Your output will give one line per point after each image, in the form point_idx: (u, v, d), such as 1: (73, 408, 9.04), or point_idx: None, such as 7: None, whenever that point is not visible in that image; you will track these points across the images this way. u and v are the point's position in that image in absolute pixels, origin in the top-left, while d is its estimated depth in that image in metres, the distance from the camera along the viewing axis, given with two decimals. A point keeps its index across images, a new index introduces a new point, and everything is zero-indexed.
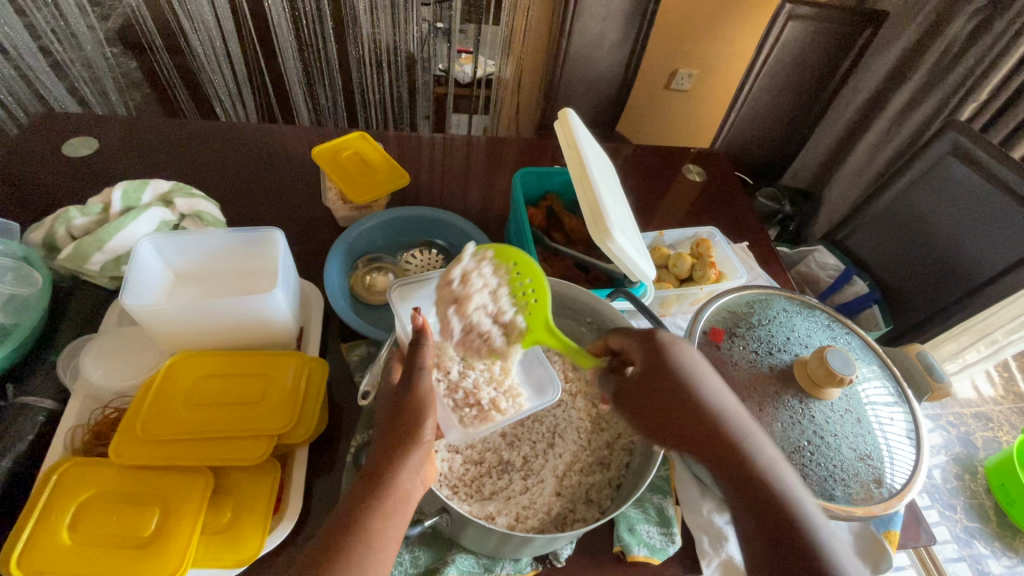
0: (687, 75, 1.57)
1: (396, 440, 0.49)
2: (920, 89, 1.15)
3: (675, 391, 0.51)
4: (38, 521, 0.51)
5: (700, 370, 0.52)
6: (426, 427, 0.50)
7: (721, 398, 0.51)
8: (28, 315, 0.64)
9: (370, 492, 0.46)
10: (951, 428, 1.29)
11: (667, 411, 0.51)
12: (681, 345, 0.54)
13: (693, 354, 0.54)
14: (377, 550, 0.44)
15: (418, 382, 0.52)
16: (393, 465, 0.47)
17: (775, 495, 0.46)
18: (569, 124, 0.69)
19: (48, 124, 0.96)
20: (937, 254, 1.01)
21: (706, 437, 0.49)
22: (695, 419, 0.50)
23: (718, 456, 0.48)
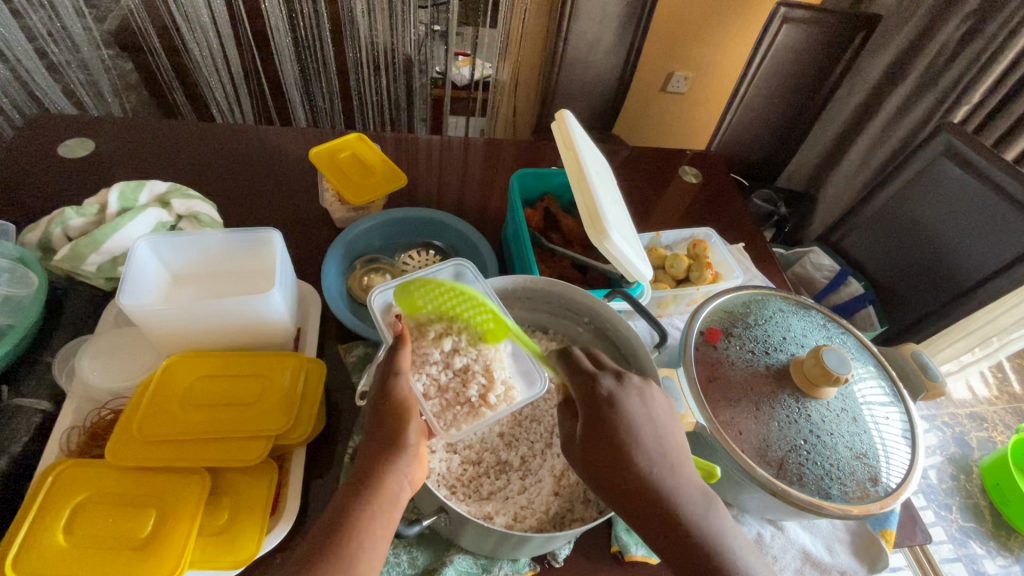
0: (682, 78, 1.58)
1: (381, 445, 0.48)
2: (914, 91, 1.16)
3: (610, 454, 0.49)
4: (33, 523, 0.50)
5: (639, 425, 0.50)
6: (411, 430, 0.49)
7: (655, 462, 0.49)
8: (23, 316, 0.63)
9: (361, 496, 0.46)
10: (946, 429, 1.29)
11: (605, 473, 0.49)
12: (618, 402, 0.51)
13: (631, 411, 0.51)
14: (369, 549, 0.44)
15: (395, 386, 0.51)
16: (380, 469, 0.47)
17: (699, 550, 0.46)
18: (566, 125, 0.69)
19: (44, 126, 0.96)
20: (932, 255, 1.02)
21: (639, 501, 0.48)
22: (630, 482, 0.48)
23: (646, 516, 0.48)
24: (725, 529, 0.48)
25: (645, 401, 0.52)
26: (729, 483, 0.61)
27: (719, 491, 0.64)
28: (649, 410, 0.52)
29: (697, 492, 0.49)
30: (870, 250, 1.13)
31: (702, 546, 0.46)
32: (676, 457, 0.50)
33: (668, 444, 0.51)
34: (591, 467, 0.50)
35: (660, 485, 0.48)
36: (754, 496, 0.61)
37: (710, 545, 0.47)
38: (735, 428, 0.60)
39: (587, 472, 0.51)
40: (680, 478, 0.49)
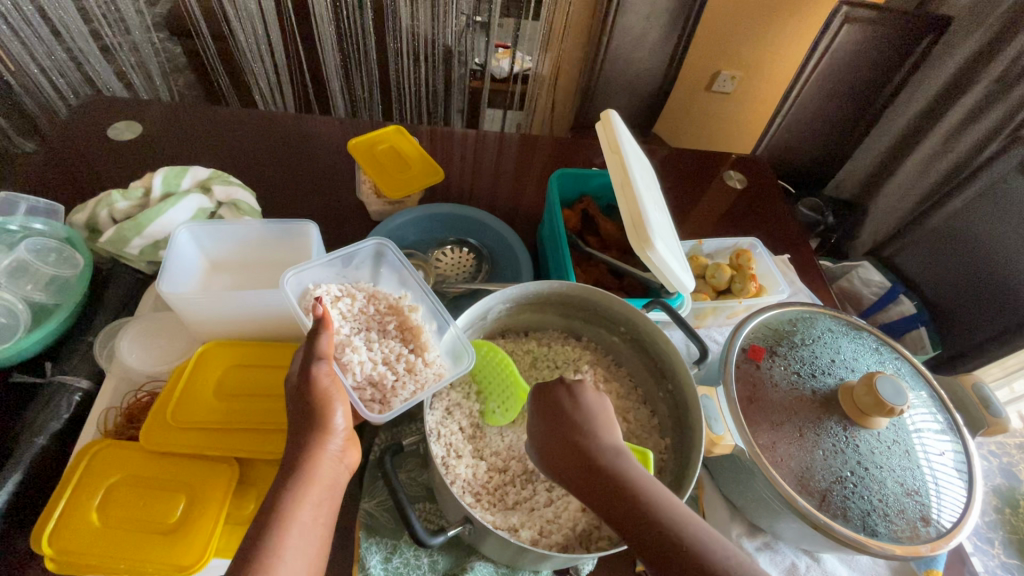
0: (729, 77, 1.52)
1: (307, 433, 0.46)
2: (985, 98, 1.07)
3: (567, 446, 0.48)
4: (70, 500, 0.52)
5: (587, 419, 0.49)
6: (338, 416, 0.47)
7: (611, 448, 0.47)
8: (67, 296, 0.65)
9: (294, 486, 0.43)
10: (993, 458, 1.20)
11: (561, 462, 0.47)
12: (580, 398, 0.50)
13: (591, 406, 0.50)
14: (301, 536, 0.42)
15: (316, 375, 0.47)
16: (307, 454, 0.44)
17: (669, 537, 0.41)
18: (612, 126, 0.66)
19: (96, 107, 0.99)
20: (998, 278, 0.95)
21: (596, 491, 0.45)
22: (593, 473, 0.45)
23: (610, 508, 0.44)
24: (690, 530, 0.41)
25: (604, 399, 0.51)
26: (766, 510, 0.58)
27: (753, 516, 0.61)
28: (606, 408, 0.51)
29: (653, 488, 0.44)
30: (926, 266, 1.06)
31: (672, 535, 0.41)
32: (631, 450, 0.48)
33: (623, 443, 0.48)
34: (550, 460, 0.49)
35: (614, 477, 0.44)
36: (793, 526, 0.58)
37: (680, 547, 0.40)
38: (776, 453, 0.57)
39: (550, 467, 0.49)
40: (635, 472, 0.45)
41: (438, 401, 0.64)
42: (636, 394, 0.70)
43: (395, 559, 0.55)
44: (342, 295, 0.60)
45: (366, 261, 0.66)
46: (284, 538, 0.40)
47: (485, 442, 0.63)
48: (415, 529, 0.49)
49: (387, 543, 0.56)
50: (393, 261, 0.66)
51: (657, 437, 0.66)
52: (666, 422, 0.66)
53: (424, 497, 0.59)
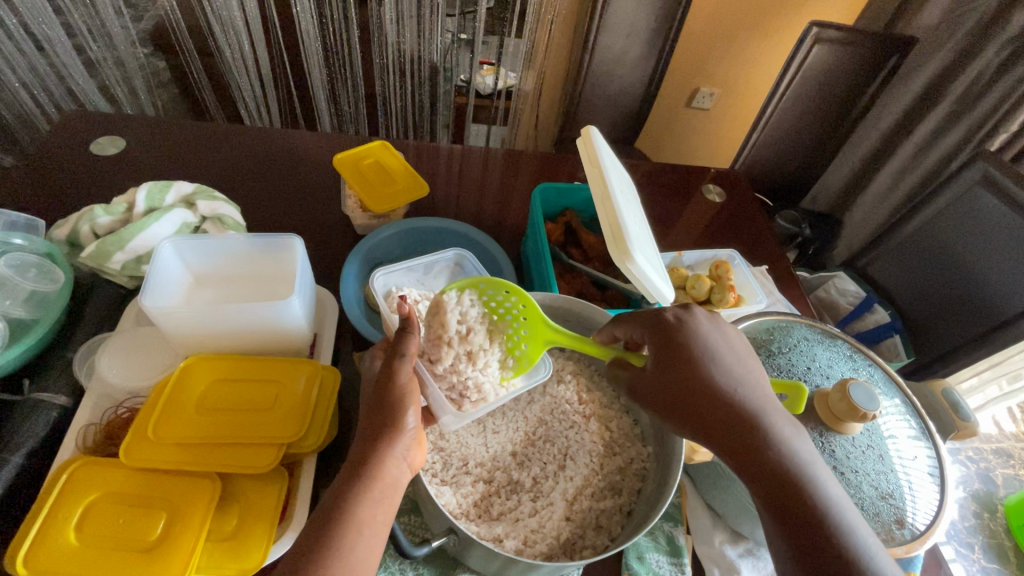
0: (708, 94, 1.56)
1: (379, 431, 0.48)
2: (948, 116, 1.12)
3: (686, 377, 0.52)
4: (45, 520, 0.51)
5: (713, 347, 0.54)
6: (409, 415, 0.49)
7: (735, 385, 0.52)
8: (47, 311, 0.64)
9: (361, 484, 0.45)
10: (971, 463, 1.22)
11: (676, 392, 0.52)
12: (689, 333, 0.55)
13: (704, 340, 0.54)
14: (368, 537, 0.44)
15: (397, 373, 0.49)
16: (375, 456, 0.46)
17: (782, 473, 0.47)
18: (592, 142, 0.68)
19: (80, 122, 0.98)
20: (967, 287, 0.99)
21: (723, 419, 0.50)
22: (739, 433, 0.49)
23: (733, 434, 0.50)
24: (821, 462, 0.49)
25: (716, 331, 0.56)
26: (748, 517, 0.59)
27: (735, 522, 0.61)
28: (724, 337, 0.55)
29: (787, 423, 0.50)
30: (899, 275, 1.10)
31: (787, 467, 0.47)
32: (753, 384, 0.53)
33: (742, 372, 0.53)
34: (664, 391, 0.53)
35: (745, 409, 0.50)
36: None
37: (809, 482, 0.46)
38: None
39: (661, 397, 0.54)
40: (766, 410, 0.51)
41: None
42: (619, 403, 0.70)
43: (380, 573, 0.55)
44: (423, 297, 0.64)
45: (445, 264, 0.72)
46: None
47: (469, 454, 0.63)
48: (398, 540, 0.50)
49: None
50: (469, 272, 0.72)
51: (639, 445, 0.66)
52: (648, 430, 0.67)
53: (409, 510, 0.59)
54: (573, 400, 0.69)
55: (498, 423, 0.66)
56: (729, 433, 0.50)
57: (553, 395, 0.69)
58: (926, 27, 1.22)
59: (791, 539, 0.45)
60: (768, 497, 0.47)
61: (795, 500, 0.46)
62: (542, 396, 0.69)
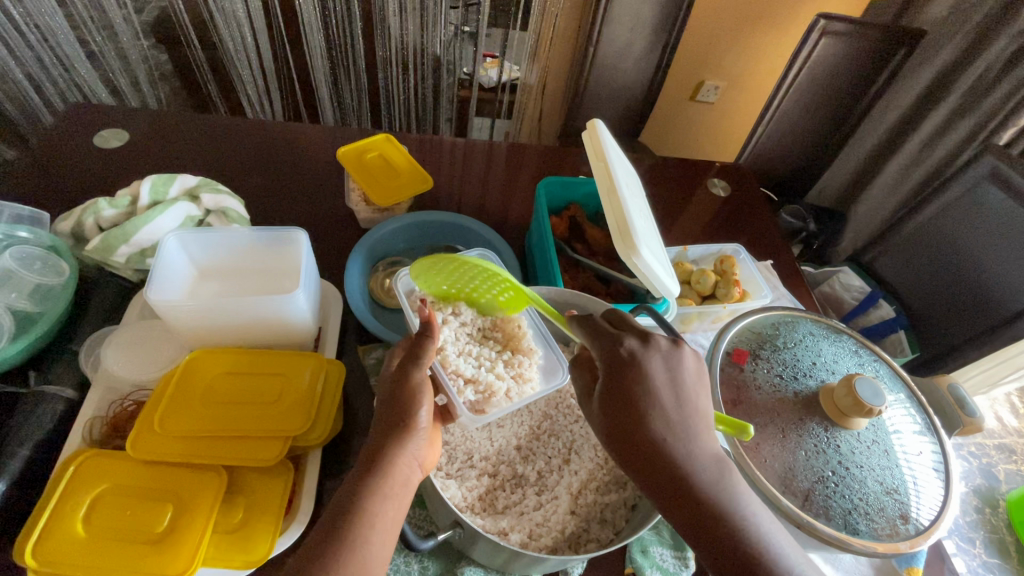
0: (713, 87, 1.55)
1: (391, 429, 0.49)
2: (956, 109, 1.11)
3: (627, 428, 0.47)
4: (53, 511, 0.51)
5: (659, 392, 0.47)
6: (421, 414, 0.50)
7: (676, 435, 0.46)
8: (52, 303, 0.64)
9: (372, 480, 0.46)
10: (973, 459, 1.22)
11: (617, 437, 0.47)
12: (634, 371, 0.48)
13: (646, 379, 0.48)
14: (381, 532, 0.45)
15: (413, 373, 0.50)
16: (386, 451, 0.47)
17: (717, 530, 0.45)
18: (597, 135, 0.67)
19: (83, 114, 0.98)
20: (973, 282, 0.98)
21: (662, 473, 0.46)
22: (676, 489, 0.45)
23: (671, 490, 0.46)
24: (755, 509, 0.47)
25: (667, 362, 0.49)
26: None
27: None
28: (670, 372, 0.48)
29: (726, 476, 0.47)
30: (904, 270, 1.09)
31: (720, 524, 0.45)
32: (697, 426, 0.48)
33: (685, 412, 0.48)
34: (608, 434, 0.48)
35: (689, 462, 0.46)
36: None
37: (744, 539, 0.45)
38: (760, 455, 0.58)
39: (604, 439, 0.48)
40: (706, 460, 0.47)
41: None
42: None
43: (385, 566, 0.55)
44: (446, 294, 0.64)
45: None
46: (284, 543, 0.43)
47: (474, 448, 0.63)
48: (404, 533, 0.50)
49: None
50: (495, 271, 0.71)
51: None
52: None
53: (414, 503, 0.59)
54: (578, 394, 0.69)
55: (503, 417, 0.66)
56: (667, 488, 0.46)
57: (558, 389, 0.69)
58: (935, 18, 1.21)
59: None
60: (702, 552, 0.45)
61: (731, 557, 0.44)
62: (546, 390, 0.69)
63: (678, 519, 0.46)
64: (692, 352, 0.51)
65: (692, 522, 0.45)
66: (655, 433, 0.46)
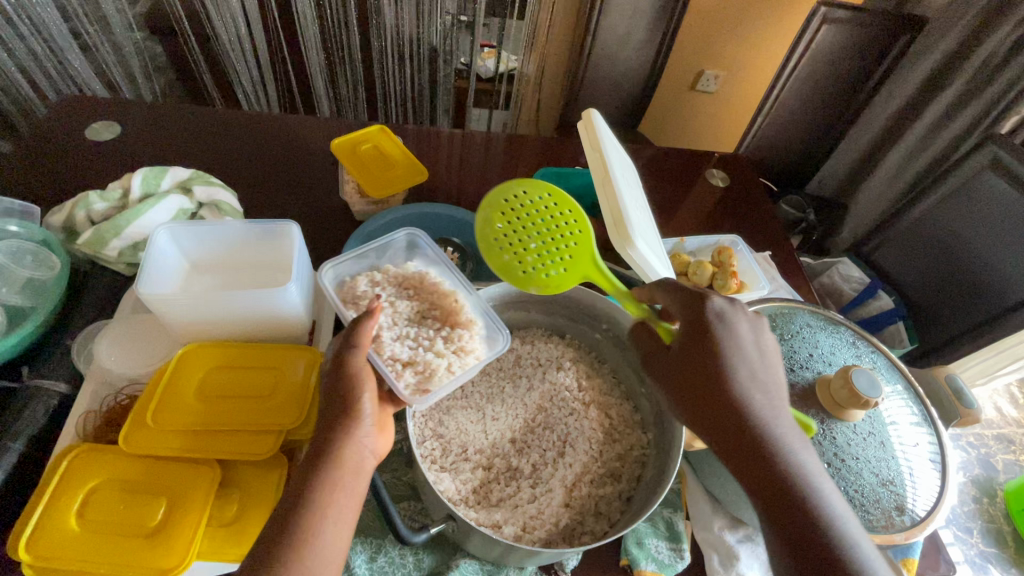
0: (712, 77, 1.53)
1: (336, 419, 0.48)
2: (958, 98, 1.10)
3: (711, 372, 0.51)
4: (47, 506, 0.51)
5: (744, 347, 0.52)
6: (365, 403, 0.49)
7: (752, 387, 0.50)
8: (44, 298, 0.64)
9: (324, 470, 0.46)
10: (971, 449, 1.22)
11: (697, 379, 0.51)
12: (722, 327, 0.52)
13: (733, 336, 0.52)
14: (334, 524, 0.45)
15: (348, 360, 0.49)
16: (336, 442, 0.47)
17: (782, 477, 0.47)
18: (592, 125, 0.67)
19: (76, 107, 0.97)
20: (972, 273, 0.98)
21: (738, 413, 0.49)
22: (744, 433, 0.49)
23: (742, 432, 0.49)
24: (822, 473, 0.48)
25: (750, 328, 0.54)
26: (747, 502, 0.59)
27: (734, 508, 0.62)
28: (756, 336, 0.54)
29: (797, 435, 0.50)
30: (903, 261, 1.09)
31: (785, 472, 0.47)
32: (771, 388, 0.52)
33: (762, 372, 0.52)
34: (689, 378, 0.52)
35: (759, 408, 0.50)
36: None
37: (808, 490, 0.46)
38: None
39: (683, 382, 0.53)
40: (777, 412, 0.50)
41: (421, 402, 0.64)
42: (618, 390, 0.70)
43: (380, 558, 0.56)
44: (375, 284, 0.59)
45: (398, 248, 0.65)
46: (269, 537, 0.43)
47: (468, 441, 0.63)
48: (396, 527, 0.50)
49: (372, 542, 0.57)
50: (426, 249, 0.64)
51: (639, 432, 0.66)
52: (648, 418, 0.67)
53: (409, 496, 0.59)
54: (573, 386, 0.69)
55: (498, 410, 0.66)
56: (738, 430, 0.49)
57: (553, 381, 0.69)
58: (937, 5, 1.19)
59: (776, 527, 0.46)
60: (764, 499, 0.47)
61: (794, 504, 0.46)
62: (541, 383, 0.69)
63: (744, 462, 0.48)
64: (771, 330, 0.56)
65: (757, 468, 0.47)
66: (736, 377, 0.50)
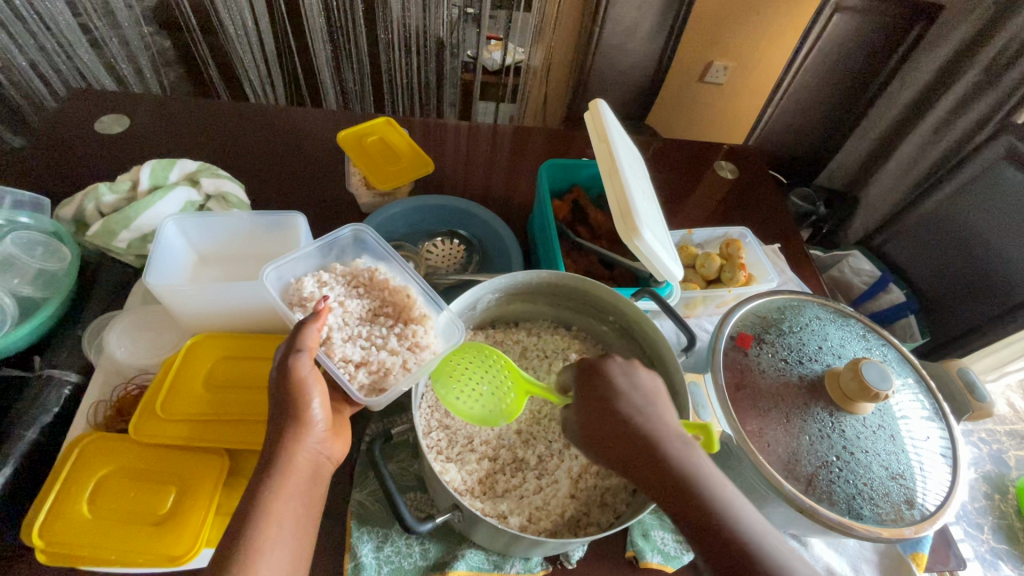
0: (722, 67, 1.38)
1: (285, 427, 0.47)
2: (973, 88, 1.08)
3: (622, 434, 0.47)
4: (59, 493, 0.52)
5: (643, 400, 0.49)
6: (314, 408, 0.48)
7: (667, 440, 0.47)
8: (55, 289, 0.65)
9: (272, 481, 0.45)
10: (983, 445, 1.21)
11: (610, 445, 0.48)
12: (617, 384, 0.50)
13: (633, 392, 0.50)
14: (292, 530, 0.45)
15: (293, 366, 0.47)
16: (289, 449, 0.46)
17: (725, 542, 0.42)
18: (599, 116, 0.66)
19: (85, 101, 0.98)
20: (986, 266, 0.96)
21: (659, 477, 0.45)
22: (672, 498, 0.44)
23: (671, 497, 0.44)
24: (766, 527, 0.43)
25: (645, 379, 0.51)
26: (754, 496, 0.59)
27: None
28: (653, 387, 0.51)
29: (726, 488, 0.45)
30: (915, 254, 1.07)
31: (726, 535, 0.42)
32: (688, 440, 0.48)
33: (673, 425, 0.48)
34: (604, 445, 0.49)
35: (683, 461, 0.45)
36: (779, 510, 0.58)
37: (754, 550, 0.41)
38: (763, 439, 0.58)
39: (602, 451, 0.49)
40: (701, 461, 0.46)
41: (427, 392, 0.64)
42: None
43: (386, 548, 0.56)
44: (324, 284, 0.58)
45: (347, 249, 0.64)
46: (273, 522, 0.44)
47: (474, 432, 0.63)
48: (402, 515, 0.50)
49: (378, 532, 0.57)
50: (374, 245, 0.64)
51: None
52: None
53: (415, 487, 0.60)
54: None
55: None
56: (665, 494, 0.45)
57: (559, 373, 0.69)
58: None
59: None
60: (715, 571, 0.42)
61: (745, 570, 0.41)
62: (547, 375, 0.69)
63: (686, 531, 0.44)
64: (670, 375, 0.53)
65: (697, 534, 0.43)
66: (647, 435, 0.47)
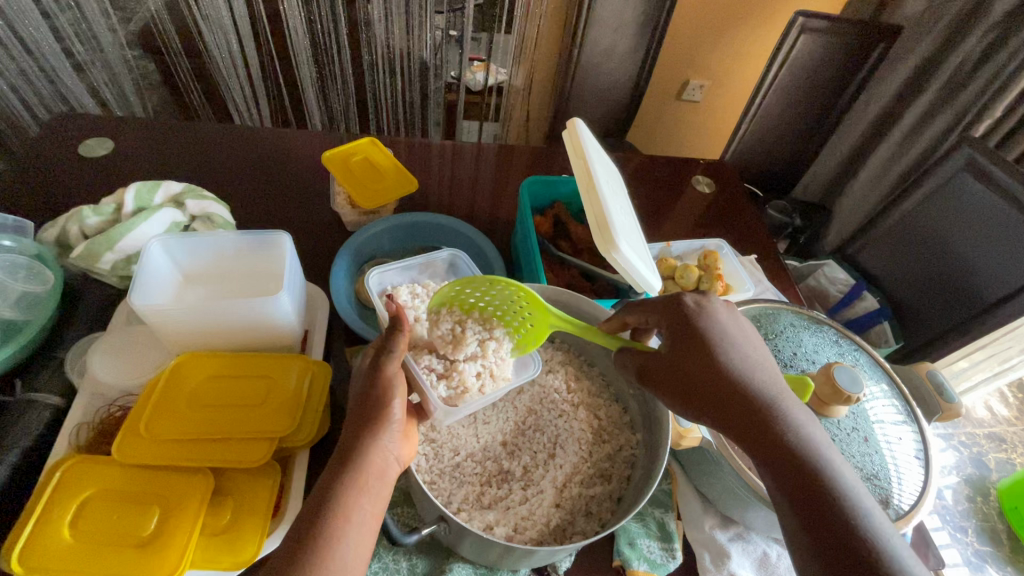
0: (697, 86, 1.55)
1: (362, 427, 0.48)
2: (934, 103, 1.13)
3: (704, 360, 0.53)
4: (40, 517, 0.51)
5: (729, 335, 0.55)
6: (395, 407, 0.50)
7: (750, 368, 0.52)
8: (37, 312, 0.65)
9: (348, 474, 0.46)
10: (963, 448, 1.23)
11: (685, 363, 0.54)
12: (703, 320, 0.55)
13: (715, 326, 0.55)
14: (358, 532, 0.45)
15: (384, 365, 0.50)
16: (363, 443, 0.47)
17: (793, 457, 0.47)
18: (576, 133, 0.68)
19: (69, 125, 0.98)
20: (955, 273, 1.00)
21: (734, 398, 0.51)
22: (750, 412, 0.50)
23: (745, 420, 0.50)
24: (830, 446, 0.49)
25: (729, 319, 0.57)
26: (735, 501, 0.60)
27: (725, 507, 0.62)
28: (738, 328, 0.56)
29: (801, 410, 0.51)
30: (887, 264, 1.11)
31: (796, 451, 0.47)
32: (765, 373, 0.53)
33: (757, 360, 0.54)
34: (674, 372, 0.54)
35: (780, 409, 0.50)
36: (760, 514, 0.59)
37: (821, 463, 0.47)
38: None
39: (671, 378, 0.54)
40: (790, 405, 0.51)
41: None
42: (608, 392, 0.71)
43: (373, 564, 0.56)
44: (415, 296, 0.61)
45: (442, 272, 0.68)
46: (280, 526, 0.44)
47: (460, 443, 0.63)
48: (388, 529, 0.51)
49: None
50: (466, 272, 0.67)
51: (629, 432, 0.67)
52: (637, 418, 0.68)
53: (402, 501, 0.60)
54: (562, 388, 0.70)
55: (489, 414, 0.66)
56: (743, 416, 0.50)
57: (543, 384, 0.70)
58: (910, 15, 1.23)
59: (805, 522, 0.45)
60: (783, 484, 0.47)
61: (817, 486, 0.45)
62: (532, 386, 0.70)
63: (757, 447, 0.49)
64: (744, 319, 0.58)
65: (771, 449, 0.48)
66: (728, 362, 0.52)
